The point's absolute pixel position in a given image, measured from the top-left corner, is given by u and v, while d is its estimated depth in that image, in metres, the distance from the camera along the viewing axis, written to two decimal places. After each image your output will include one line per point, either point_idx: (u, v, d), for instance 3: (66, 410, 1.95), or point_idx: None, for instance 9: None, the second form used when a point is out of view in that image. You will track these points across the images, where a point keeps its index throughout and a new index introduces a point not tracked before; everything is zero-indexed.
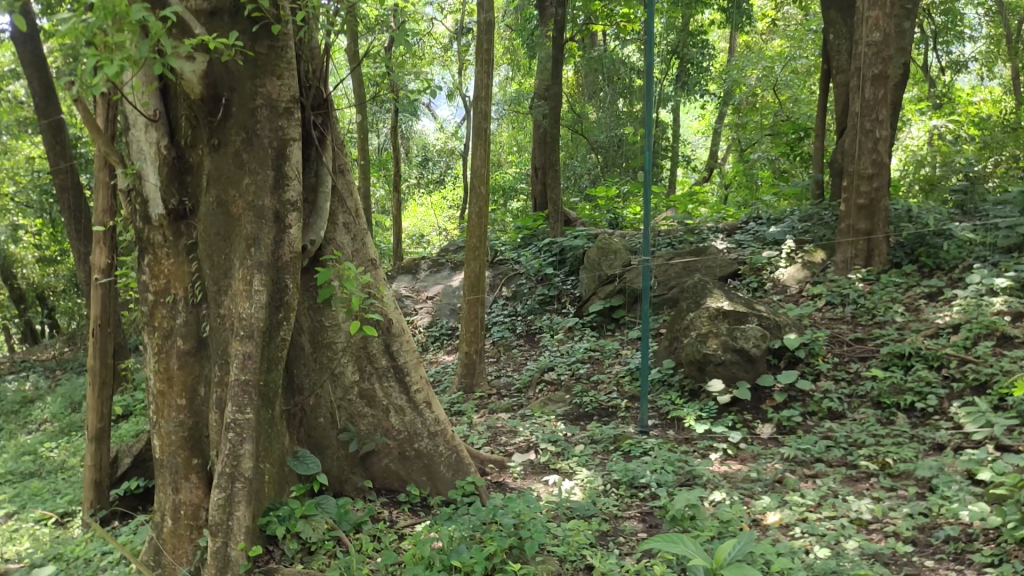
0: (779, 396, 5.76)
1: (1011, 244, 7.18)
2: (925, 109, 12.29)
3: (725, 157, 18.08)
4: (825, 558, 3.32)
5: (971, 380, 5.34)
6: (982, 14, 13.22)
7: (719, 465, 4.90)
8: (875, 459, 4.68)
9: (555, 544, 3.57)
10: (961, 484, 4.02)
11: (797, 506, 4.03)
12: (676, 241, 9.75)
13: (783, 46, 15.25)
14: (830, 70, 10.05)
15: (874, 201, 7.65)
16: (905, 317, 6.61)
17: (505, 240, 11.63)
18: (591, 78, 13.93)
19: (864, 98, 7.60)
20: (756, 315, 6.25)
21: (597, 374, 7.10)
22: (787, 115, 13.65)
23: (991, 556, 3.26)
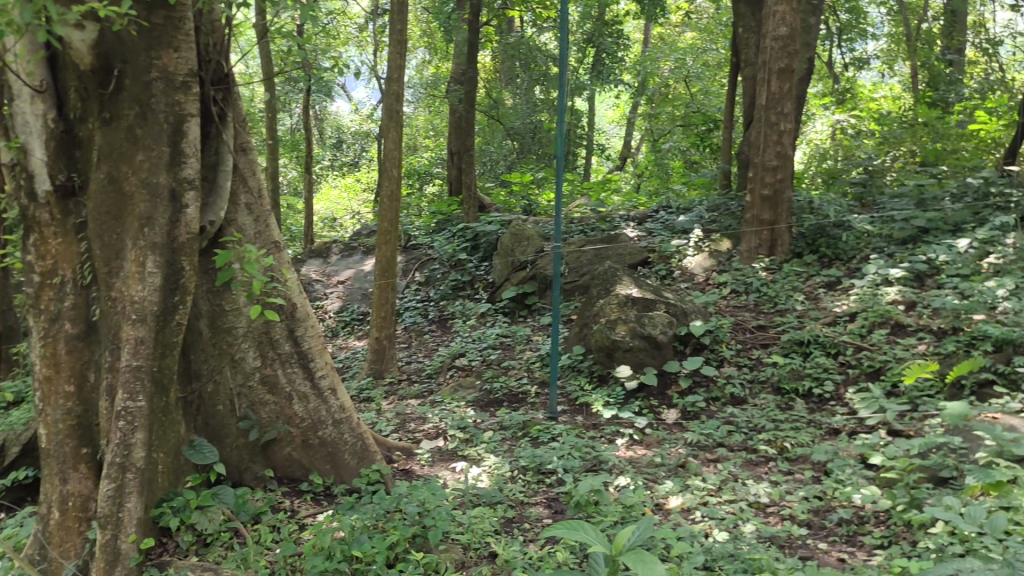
0: (685, 381, 5.86)
1: (907, 237, 7.58)
2: (828, 105, 12.68)
3: (639, 146, 18.32)
4: (723, 541, 3.39)
5: (866, 367, 5.54)
6: (884, 14, 13.69)
7: (625, 450, 4.95)
8: (773, 443, 4.80)
9: (459, 532, 3.53)
10: (855, 468, 4.16)
11: (698, 490, 4.10)
12: (588, 228, 9.79)
13: (696, 38, 15.53)
14: (739, 63, 10.25)
15: (778, 192, 7.88)
16: (805, 305, 6.80)
17: (418, 224, 11.49)
18: (508, 64, 13.89)
19: (770, 92, 7.76)
20: (664, 303, 6.35)
21: (508, 360, 7.10)
22: (699, 106, 13.90)
23: (881, 539, 3.37)
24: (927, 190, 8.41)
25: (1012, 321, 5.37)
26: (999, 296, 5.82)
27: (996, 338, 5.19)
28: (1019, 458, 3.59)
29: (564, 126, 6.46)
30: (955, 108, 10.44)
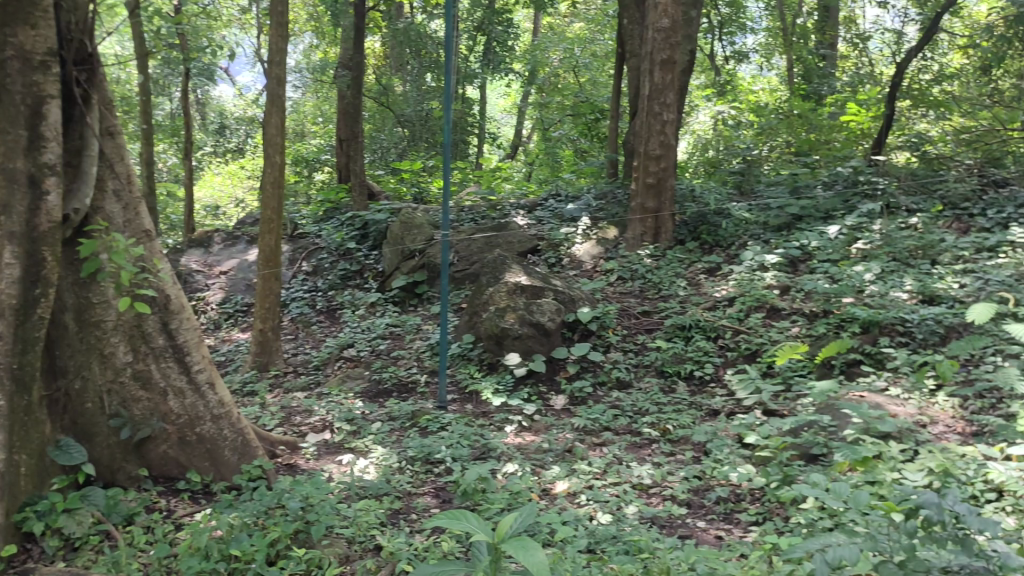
0: (573, 367, 5.93)
1: (781, 224, 7.94)
2: (710, 96, 13.07)
3: (530, 135, 18.42)
4: (607, 523, 3.44)
5: (743, 349, 5.75)
6: (762, 8, 14.18)
7: (514, 437, 4.96)
8: (657, 426, 4.92)
9: (343, 525, 3.47)
10: (732, 447, 4.31)
11: (584, 474, 4.15)
12: (479, 216, 9.77)
13: (584, 28, 15.71)
14: (624, 54, 10.42)
15: (661, 180, 8.08)
16: (687, 291, 6.99)
17: (305, 212, 11.21)
18: (398, 50, 13.74)
19: (653, 82, 7.91)
20: (552, 290, 6.39)
21: (397, 350, 7.02)
22: (587, 96, 14.07)
23: (756, 515, 3.50)
24: (801, 179, 8.79)
25: (878, 303, 5.66)
26: (866, 280, 6.14)
27: (863, 320, 5.46)
28: (882, 433, 3.79)
29: (451, 114, 6.39)
30: (828, 100, 10.91)
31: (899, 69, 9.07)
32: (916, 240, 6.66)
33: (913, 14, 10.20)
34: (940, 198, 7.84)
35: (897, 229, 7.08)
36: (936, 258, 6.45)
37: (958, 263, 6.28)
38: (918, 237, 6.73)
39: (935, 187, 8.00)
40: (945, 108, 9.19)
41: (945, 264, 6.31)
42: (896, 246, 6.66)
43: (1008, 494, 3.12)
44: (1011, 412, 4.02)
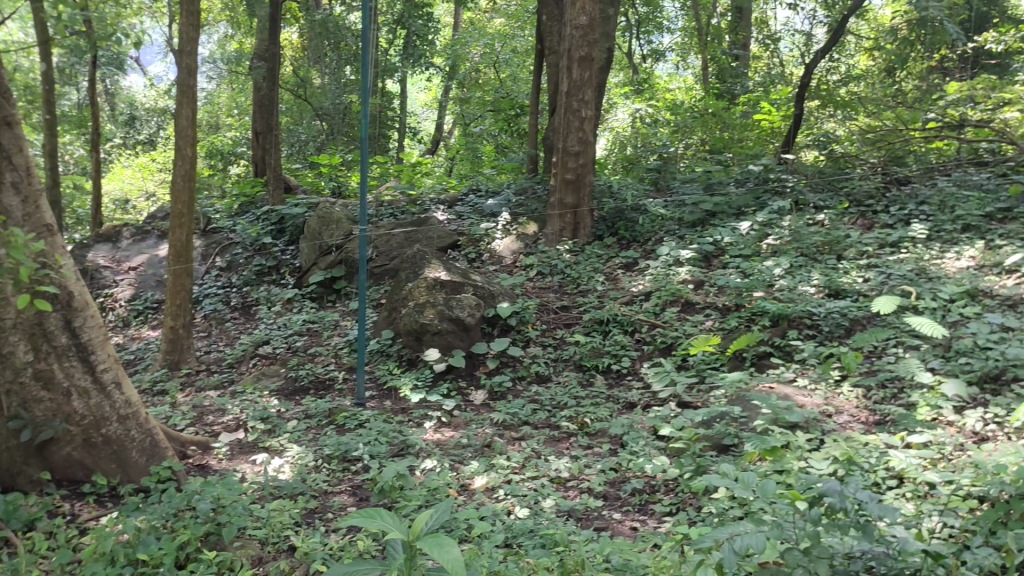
0: (492, 362, 5.93)
1: (696, 220, 8.11)
2: (628, 94, 13.25)
3: (450, 130, 18.36)
4: (525, 517, 3.45)
5: (659, 343, 5.86)
6: (678, 8, 14.45)
7: (433, 433, 4.93)
8: (575, 419, 4.97)
9: (256, 526, 3.40)
10: (647, 440, 4.37)
11: (502, 469, 4.16)
12: (398, 211, 9.68)
13: (504, 23, 15.71)
14: (543, 49, 10.44)
15: (579, 176, 8.16)
16: (605, 286, 7.06)
17: (219, 206, 10.93)
18: (317, 42, 13.55)
19: (571, 79, 7.96)
20: (472, 286, 6.37)
21: (315, 346, 6.91)
22: (508, 91, 14.11)
23: (670, 506, 3.57)
24: (715, 176, 8.98)
25: (787, 297, 5.84)
26: (776, 275, 6.31)
27: (773, 313, 5.63)
28: (790, 424, 3.91)
29: (369, 108, 6.30)
30: (741, 99, 11.18)
31: (808, 70, 9.35)
32: (823, 236, 6.88)
33: (821, 17, 10.51)
34: (847, 195, 8.14)
35: (806, 225, 7.30)
36: (842, 253, 6.67)
37: (862, 258, 6.52)
38: (825, 233, 6.97)
39: (842, 185, 8.29)
40: (851, 108, 9.50)
41: (850, 259, 6.54)
42: (804, 242, 6.87)
43: (907, 481, 3.26)
44: (911, 402, 4.19)
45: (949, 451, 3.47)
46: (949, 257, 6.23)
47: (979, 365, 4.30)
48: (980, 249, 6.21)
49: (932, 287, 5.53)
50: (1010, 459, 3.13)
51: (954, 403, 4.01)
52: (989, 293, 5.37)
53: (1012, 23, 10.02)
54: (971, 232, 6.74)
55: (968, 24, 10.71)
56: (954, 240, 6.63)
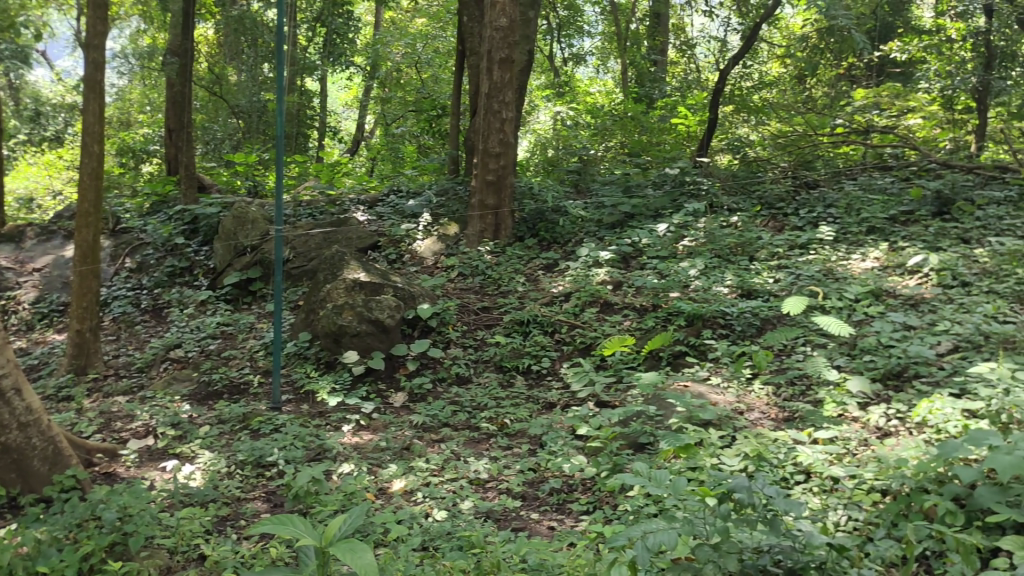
0: (412, 364, 5.87)
1: (615, 221, 8.23)
2: (549, 96, 13.32)
3: (372, 129, 18.15)
4: (442, 520, 3.44)
5: (578, 343, 5.92)
6: (598, 13, 14.62)
7: (351, 436, 4.86)
8: (494, 420, 4.97)
9: (165, 535, 3.31)
10: (566, 439, 4.40)
11: (421, 471, 4.12)
12: (317, 212, 9.51)
13: (425, 24, 15.62)
14: (464, 50, 10.41)
15: (500, 177, 8.16)
16: (525, 287, 7.08)
17: (130, 205, 10.57)
18: (233, 39, 13.22)
19: (492, 80, 7.96)
20: (392, 287, 6.28)
21: (229, 350, 6.75)
22: (430, 92, 14.06)
23: (587, 505, 3.60)
24: (633, 179, 9.10)
25: (702, 297, 5.96)
26: (691, 276, 6.43)
27: (688, 313, 5.73)
28: (704, 421, 3.99)
29: (285, 106, 6.18)
30: (658, 104, 11.34)
31: (723, 75, 9.56)
32: (736, 238, 7.05)
33: (735, 24, 10.75)
34: (759, 198, 8.38)
35: (720, 227, 7.47)
36: (754, 255, 6.86)
37: (773, 259, 6.71)
38: (738, 235, 7.14)
39: (754, 188, 8.56)
40: (763, 114, 9.96)
41: (762, 260, 6.72)
42: (719, 244, 7.02)
43: (814, 476, 3.35)
44: (818, 398, 4.32)
45: (854, 446, 3.59)
46: (856, 258, 6.45)
47: (883, 363, 4.46)
48: (884, 250, 6.46)
49: (839, 287, 5.72)
50: (910, 453, 3.26)
51: (859, 399, 4.15)
52: (892, 293, 5.58)
53: (914, 34, 10.45)
54: (876, 233, 7.01)
55: (873, 34, 11.15)
56: (860, 241, 6.88)
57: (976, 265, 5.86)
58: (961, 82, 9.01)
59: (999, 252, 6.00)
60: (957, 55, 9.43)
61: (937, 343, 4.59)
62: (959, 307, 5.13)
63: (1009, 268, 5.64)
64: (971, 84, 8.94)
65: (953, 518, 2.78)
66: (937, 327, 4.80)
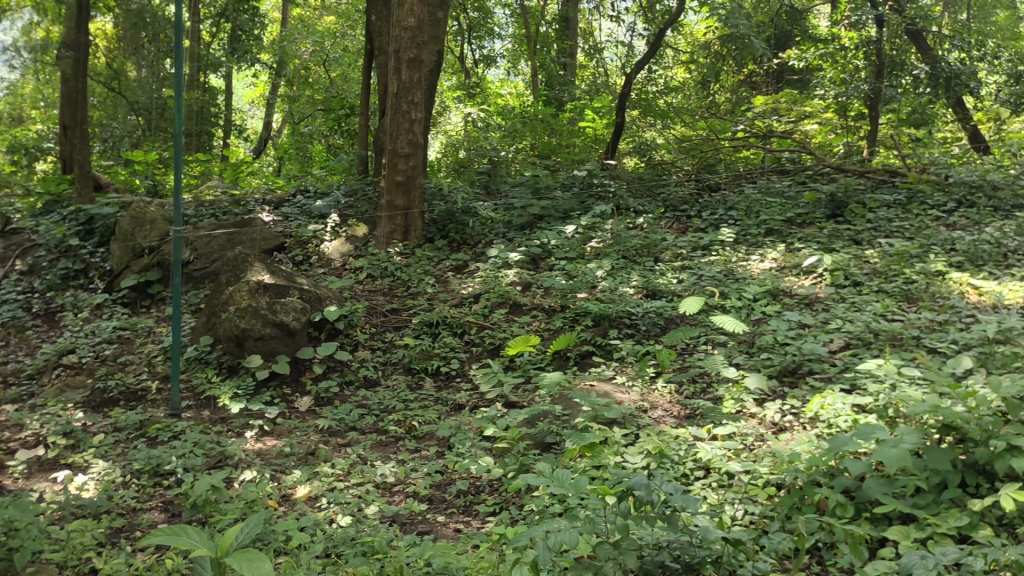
0: (319, 368, 5.75)
1: (524, 222, 8.31)
2: (459, 97, 13.27)
3: (280, 128, 17.76)
4: (346, 525, 3.38)
5: (487, 344, 5.92)
6: (508, 15, 14.60)
7: (254, 443, 4.73)
8: (402, 423, 4.92)
9: (53, 549, 3.16)
10: (473, 440, 4.39)
11: (326, 476, 4.05)
12: (220, 212, 9.24)
13: (334, 21, 15.37)
14: (372, 50, 10.29)
15: (410, 178, 8.09)
16: (434, 289, 7.05)
17: (21, 204, 10.07)
18: (132, 33, 12.74)
19: (400, 80, 7.89)
20: (297, 289, 6.14)
21: (126, 355, 6.50)
22: (338, 91, 13.82)
23: (493, 506, 3.60)
24: (542, 181, 9.14)
25: (608, 297, 6.04)
26: (599, 276, 6.53)
27: (595, 313, 5.80)
28: (609, 420, 4.05)
29: (183, 103, 5.97)
30: (568, 107, 11.44)
31: (629, 80, 9.66)
32: (642, 239, 7.19)
33: (641, 29, 10.90)
34: (664, 201, 8.60)
35: (626, 228, 7.59)
36: (658, 256, 7.00)
37: (677, 260, 6.86)
38: (643, 236, 7.28)
39: (658, 190, 8.77)
40: (668, 118, 10.16)
41: (666, 261, 6.87)
42: (625, 245, 7.14)
43: (713, 471, 3.43)
44: (718, 396, 4.43)
45: (751, 442, 3.69)
46: (755, 259, 6.64)
47: (779, 360, 4.61)
48: (781, 252, 6.68)
49: (738, 288, 5.89)
50: (803, 447, 3.38)
51: (756, 396, 4.26)
52: (789, 293, 5.78)
53: (811, 42, 10.81)
54: (774, 235, 7.25)
55: (773, 41, 11.54)
56: (758, 243, 7.10)
57: (866, 265, 6.12)
58: (853, 90, 9.44)
59: (888, 253, 6.29)
60: (851, 63, 9.78)
61: (830, 341, 4.76)
62: (850, 306, 5.35)
63: (897, 268, 5.91)
64: (863, 91, 9.38)
65: (843, 510, 2.92)
66: (830, 325, 4.99)
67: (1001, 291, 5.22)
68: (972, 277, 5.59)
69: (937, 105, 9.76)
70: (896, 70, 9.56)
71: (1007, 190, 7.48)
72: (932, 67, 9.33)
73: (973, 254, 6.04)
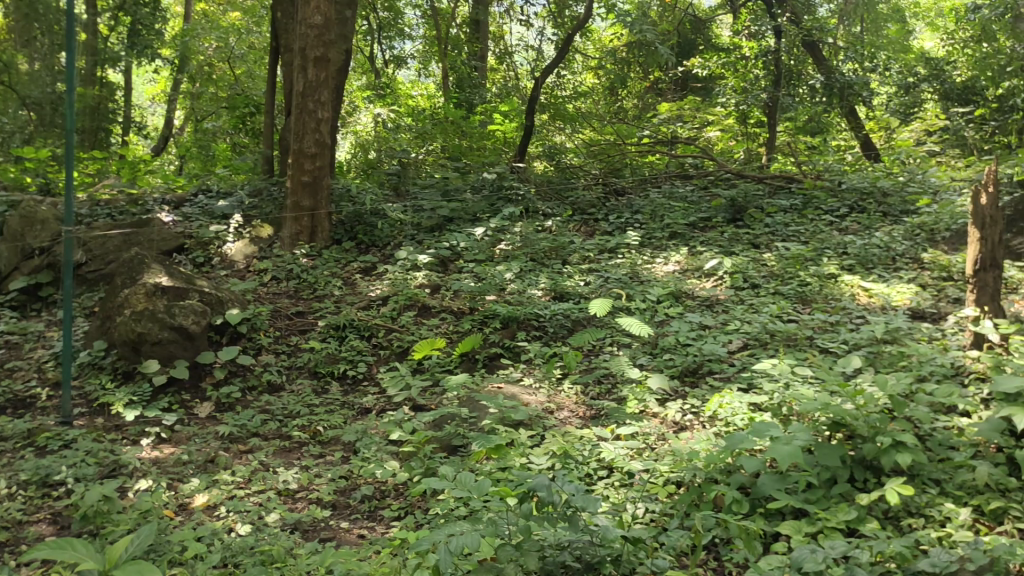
0: (220, 372, 5.57)
1: (434, 224, 8.29)
2: (369, 96, 13.11)
3: (182, 126, 17.23)
4: (245, 534, 3.30)
5: (395, 348, 5.88)
6: (419, 16, 14.51)
7: (150, 450, 4.56)
8: (306, 428, 4.83)
9: None
10: (379, 445, 4.34)
11: (225, 484, 3.94)
12: (116, 211, 8.90)
13: (239, 17, 15.01)
14: (277, 48, 10.08)
15: (316, 179, 7.95)
16: (341, 291, 6.94)
17: None
18: (23, 24, 12.14)
19: (306, 79, 7.76)
20: (197, 291, 5.94)
21: (13, 361, 6.18)
22: (242, 88, 13.46)
23: (398, 511, 3.57)
24: (451, 183, 9.12)
25: (516, 300, 6.07)
26: (507, 279, 6.56)
27: (503, 315, 5.81)
28: (515, 422, 4.06)
29: (75, 97, 5.72)
30: (478, 109, 11.47)
31: (538, 83, 9.64)
32: (550, 242, 7.26)
33: (550, 34, 10.99)
34: (571, 204, 8.71)
35: (535, 231, 7.64)
36: (566, 258, 7.09)
37: (584, 263, 6.95)
38: (551, 239, 7.35)
39: (567, 194, 8.87)
40: (577, 122, 10.18)
41: (574, 264, 6.95)
42: (534, 247, 7.19)
43: (616, 470, 3.47)
44: (622, 396, 4.51)
45: (653, 441, 3.76)
46: (659, 262, 6.78)
47: (680, 361, 4.71)
48: (684, 255, 6.83)
49: (643, 290, 6.00)
50: (701, 445, 3.47)
51: (658, 396, 4.34)
52: (691, 295, 5.94)
53: (714, 51, 11.12)
54: (678, 239, 7.43)
55: (678, 49, 11.86)
56: (663, 246, 7.25)
57: (764, 268, 6.32)
58: (753, 99, 9.78)
59: (784, 256, 6.50)
60: (750, 72, 10.05)
61: (728, 341, 4.90)
62: (748, 308, 5.51)
63: (793, 271, 6.12)
64: (762, 99, 9.70)
65: (739, 507, 3.02)
66: (729, 326, 5.13)
67: (890, 293, 5.45)
68: (863, 280, 5.83)
69: (832, 114, 10.04)
70: (792, 79, 9.94)
71: (896, 196, 7.83)
72: (827, 77, 9.68)
73: (863, 258, 6.31)
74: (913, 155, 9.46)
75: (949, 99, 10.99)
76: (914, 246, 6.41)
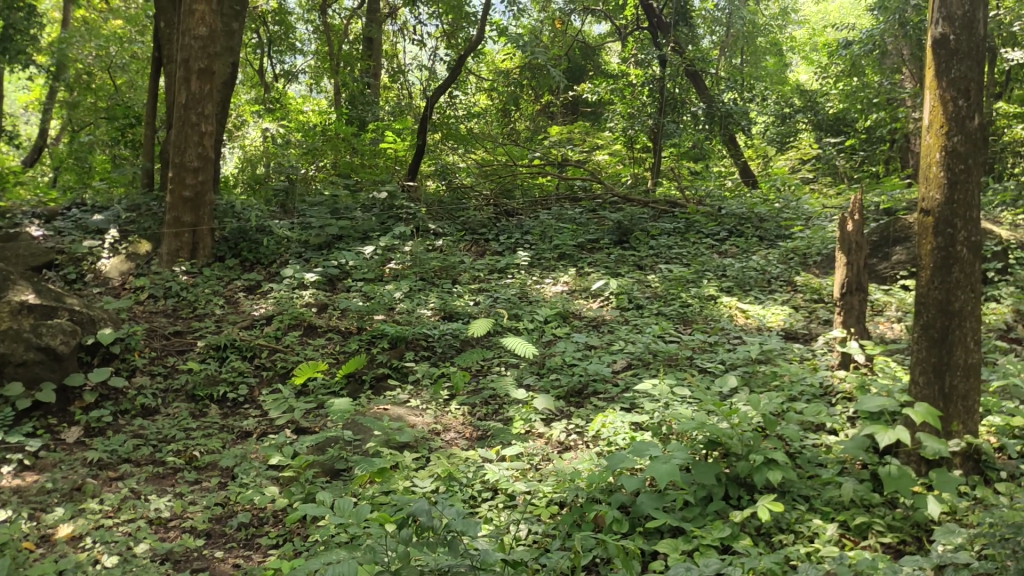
0: (90, 396, 5.28)
1: (322, 242, 8.15)
2: (258, 110, 12.84)
3: (57, 136, 16.38)
4: (111, 566, 3.13)
5: (278, 368, 5.73)
6: (311, 31, 14.29)
7: (10, 479, 4.27)
8: (182, 453, 4.64)
9: None
10: (258, 470, 4.21)
11: (92, 513, 3.73)
12: None
13: (122, 26, 14.45)
14: (160, 58, 9.74)
15: (198, 194, 7.69)
16: (224, 310, 6.72)
17: None
18: None
19: (189, 91, 7.51)
20: (67, 310, 5.62)
21: None
22: (123, 98, 12.92)
23: (276, 538, 3.47)
24: (341, 201, 8.98)
25: (405, 320, 6.03)
26: (396, 298, 6.50)
27: (391, 335, 5.75)
28: (400, 444, 4.02)
29: None
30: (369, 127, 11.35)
31: (429, 102, 9.56)
32: (439, 261, 7.24)
33: (442, 55, 11.06)
34: (462, 224, 8.72)
35: (424, 250, 7.59)
36: (456, 278, 7.08)
37: (473, 283, 6.96)
38: (441, 259, 7.34)
39: (458, 214, 8.88)
40: (469, 143, 10.20)
41: (463, 283, 6.95)
42: (423, 267, 7.15)
43: (500, 492, 3.47)
44: (509, 416, 4.51)
45: (537, 462, 3.77)
46: (548, 283, 6.85)
47: (567, 381, 4.76)
48: (572, 276, 6.94)
49: (531, 311, 6.04)
50: (584, 465, 3.51)
51: (544, 416, 4.37)
52: (578, 315, 6.02)
53: (603, 77, 11.41)
54: (566, 260, 7.53)
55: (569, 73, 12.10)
56: (552, 267, 7.34)
57: (648, 290, 6.47)
58: (640, 124, 10.02)
59: (667, 278, 6.68)
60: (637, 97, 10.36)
61: (613, 361, 4.98)
62: (632, 328, 5.63)
63: (675, 292, 6.29)
64: (647, 125, 9.96)
65: (619, 525, 3.07)
66: (614, 346, 5.23)
67: (765, 315, 5.66)
68: (740, 301, 6.04)
69: (714, 141, 10.50)
70: (676, 107, 10.08)
71: (771, 221, 8.19)
72: (709, 105, 10.08)
73: (741, 280, 6.55)
74: (788, 183, 9.89)
75: (822, 129, 11.75)
76: (788, 270, 6.70)
